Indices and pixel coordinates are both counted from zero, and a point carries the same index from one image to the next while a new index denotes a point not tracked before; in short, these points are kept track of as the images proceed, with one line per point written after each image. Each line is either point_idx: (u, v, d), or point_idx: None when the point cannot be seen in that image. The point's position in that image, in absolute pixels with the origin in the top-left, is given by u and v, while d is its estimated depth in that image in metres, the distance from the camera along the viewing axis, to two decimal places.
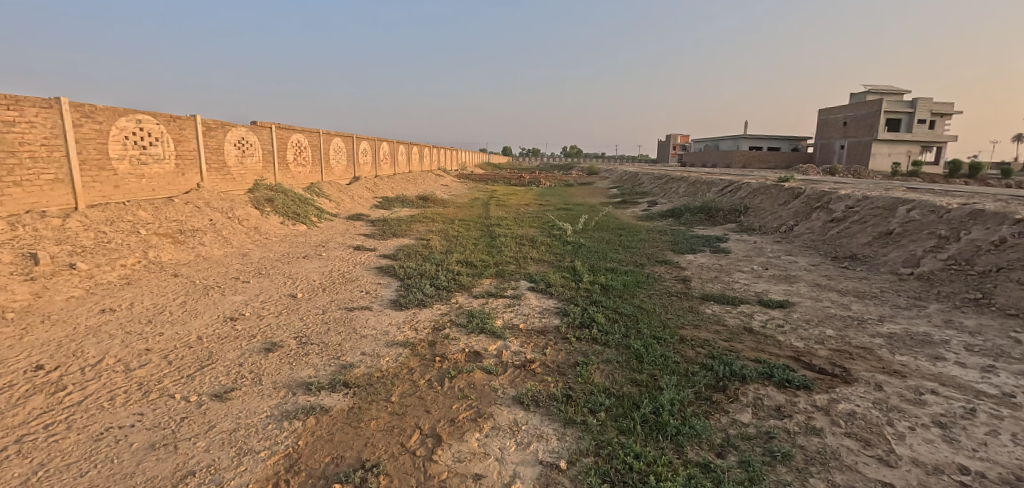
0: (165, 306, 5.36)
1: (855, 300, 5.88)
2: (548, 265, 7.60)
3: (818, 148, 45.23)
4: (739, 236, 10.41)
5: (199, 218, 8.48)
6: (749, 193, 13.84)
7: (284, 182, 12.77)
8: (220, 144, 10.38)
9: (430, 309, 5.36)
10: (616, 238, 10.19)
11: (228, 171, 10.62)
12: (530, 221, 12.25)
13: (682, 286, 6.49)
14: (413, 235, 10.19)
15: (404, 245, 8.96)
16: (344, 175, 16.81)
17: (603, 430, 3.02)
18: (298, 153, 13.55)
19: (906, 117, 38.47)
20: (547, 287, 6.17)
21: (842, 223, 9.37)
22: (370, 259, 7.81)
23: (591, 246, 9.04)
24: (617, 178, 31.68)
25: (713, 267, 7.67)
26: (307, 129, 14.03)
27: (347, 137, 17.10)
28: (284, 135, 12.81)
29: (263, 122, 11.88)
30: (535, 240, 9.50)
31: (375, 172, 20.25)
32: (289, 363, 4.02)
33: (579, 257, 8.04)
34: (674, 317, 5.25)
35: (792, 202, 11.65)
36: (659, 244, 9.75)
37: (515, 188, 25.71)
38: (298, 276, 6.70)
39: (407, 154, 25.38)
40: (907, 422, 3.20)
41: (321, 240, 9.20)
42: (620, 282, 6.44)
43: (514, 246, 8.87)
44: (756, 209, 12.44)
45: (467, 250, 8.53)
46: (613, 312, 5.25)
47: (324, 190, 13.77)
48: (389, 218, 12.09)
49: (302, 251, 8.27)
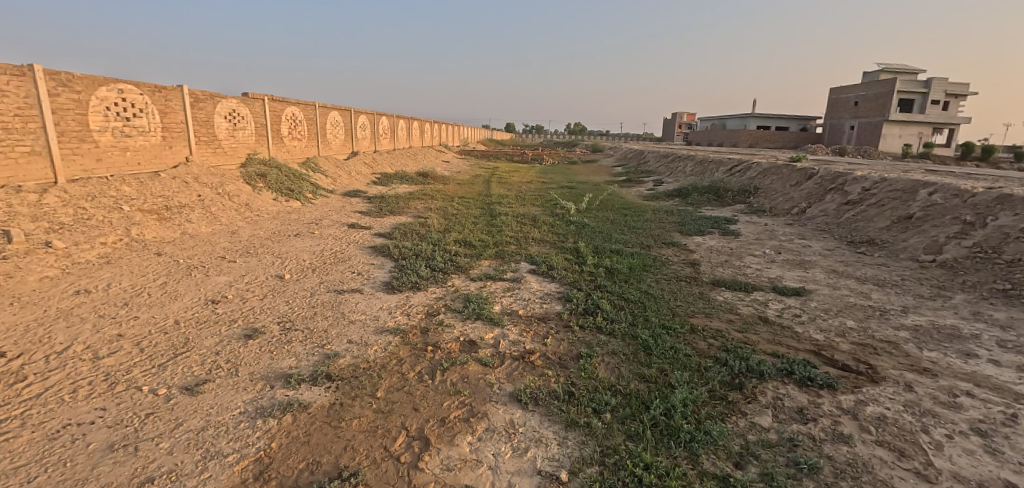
0: (144, 287, 5.06)
1: (875, 289, 5.54)
2: (550, 246, 7.26)
3: (827, 128, 44.23)
4: (749, 218, 10.03)
5: (186, 193, 8.13)
6: (759, 173, 13.37)
7: (279, 156, 12.37)
8: (210, 117, 9.96)
9: (424, 292, 5.06)
10: (621, 217, 9.81)
11: (218, 144, 10.21)
12: (533, 200, 11.85)
13: (691, 271, 6.16)
14: (410, 213, 9.83)
15: (400, 224, 8.60)
16: (341, 150, 16.38)
17: (610, 434, 2.73)
18: (294, 126, 13.10)
19: (919, 97, 37.44)
20: (549, 270, 5.84)
21: (858, 206, 8.96)
22: (364, 238, 7.48)
23: (596, 226, 8.66)
24: (622, 156, 31.01)
25: (723, 250, 7.32)
26: (302, 101, 13.53)
27: (344, 110, 16.57)
28: (278, 108, 12.33)
29: (254, 93, 11.40)
30: (537, 219, 9.14)
31: (374, 148, 19.76)
32: (269, 352, 3.74)
33: (583, 238, 7.69)
34: (684, 304, 4.93)
35: (805, 183, 11.21)
36: (666, 224, 9.38)
37: (517, 165, 25.18)
38: (288, 255, 6.39)
39: (407, 128, 24.80)
40: (943, 430, 2.91)
41: (315, 217, 8.87)
42: (626, 266, 6.10)
43: (515, 226, 8.51)
44: (767, 190, 12.01)
45: (466, 229, 8.18)
46: (618, 298, 4.93)
47: (320, 165, 13.37)
48: (387, 195, 11.70)
49: (294, 228, 7.95)
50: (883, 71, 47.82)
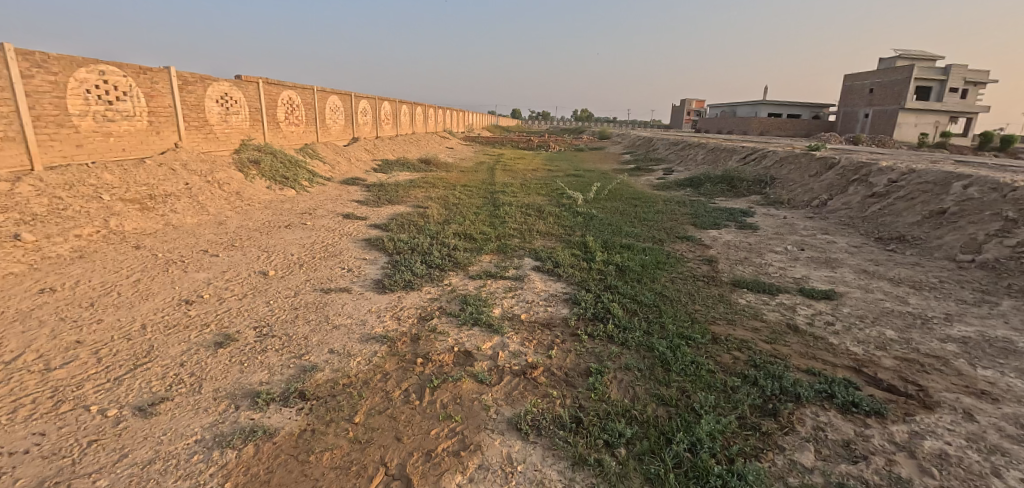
0: (116, 285, 4.68)
1: (912, 292, 5.05)
2: (556, 240, 6.79)
3: (841, 116, 43.09)
4: (766, 210, 9.51)
5: (173, 181, 7.72)
6: (776, 162, 12.77)
7: (275, 142, 11.91)
8: (200, 100, 9.51)
9: (418, 292, 4.62)
10: (631, 209, 9.32)
11: (209, 129, 9.77)
12: (538, 189, 11.35)
13: (709, 269, 5.68)
14: (409, 202, 9.38)
15: (398, 214, 8.15)
16: (341, 135, 15.90)
17: (625, 477, 2.31)
18: (291, 111, 12.62)
19: (938, 84, 36.18)
20: (554, 267, 5.39)
21: (884, 199, 8.41)
22: (359, 230, 7.05)
23: (605, 218, 8.17)
24: (630, 143, 30.27)
25: (741, 245, 6.83)
26: (299, 84, 13.03)
27: (344, 94, 16.05)
28: (274, 91, 11.85)
29: (248, 76, 10.92)
30: (542, 210, 8.66)
31: (376, 134, 19.25)
32: (240, 363, 3.35)
33: (592, 231, 7.21)
34: (704, 308, 4.47)
35: (826, 174, 10.63)
36: (678, 216, 8.88)
37: (522, 152, 24.60)
38: (275, 249, 5.98)
39: (410, 114, 24.23)
40: (1019, 472, 2.45)
41: (309, 207, 8.44)
42: (639, 263, 5.63)
43: (519, 217, 8.04)
44: (784, 180, 11.44)
45: (468, 220, 7.72)
46: (631, 301, 4.48)
47: (318, 151, 12.91)
48: (387, 183, 11.23)
49: (286, 218, 7.53)
50: (901, 57, 46.41)
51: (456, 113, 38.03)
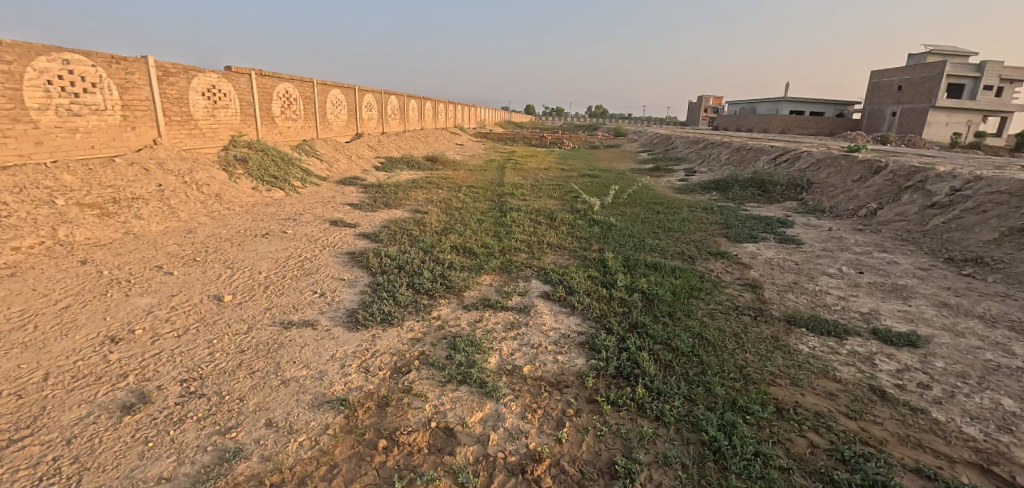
0: (37, 314, 3.88)
1: (1015, 337, 4.05)
2: (569, 255, 5.86)
3: (867, 114, 41.20)
4: (806, 220, 8.46)
5: (144, 182, 6.95)
6: (811, 165, 11.62)
7: (269, 138, 11.14)
8: (183, 93, 8.75)
9: (398, 329, 3.74)
10: (653, 216, 8.34)
11: (193, 124, 9.00)
12: (549, 192, 10.39)
13: (753, 298, 4.72)
14: (407, 206, 8.51)
15: (393, 221, 7.28)
16: (343, 131, 15.10)
17: None
18: (287, 105, 11.83)
19: (970, 83, 34.19)
20: (567, 294, 4.47)
21: (948, 211, 7.31)
22: (344, 240, 6.19)
23: (625, 228, 7.20)
24: (647, 141, 29.08)
25: (787, 265, 5.84)
26: (297, 77, 12.24)
27: (347, 88, 15.24)
28: (268, 84, 11.06)
29: (239, 67, 10.14)
30: (553, 217, 7.73)
31: (381, 129, 18.44)
32: (145, 443, 2.52)
33: (610, 245, 6.26)
34: (757, 357, 3.54)
35: (872, 179, 9.51)
36: (708, 226, 7.88)
37: (534, 149, 23.65)
38: (243, 264, 5.15)
39: (419, 109, 23.39)
40: None
41: (295, 211, 7.62)
42: (668, 289, 4.69)
43: (527, 226, 7.11)
44: (823, 185, 10.33)
45: (470, 228, 6.82)
46: (664, 346, 3.56)
47: (315, 148, 12.12)
48: (385, 184, 10.38)
49: (266, 225, 6.71)
50: (932, 53, 44.26)
51: (467, 108, 37.11)
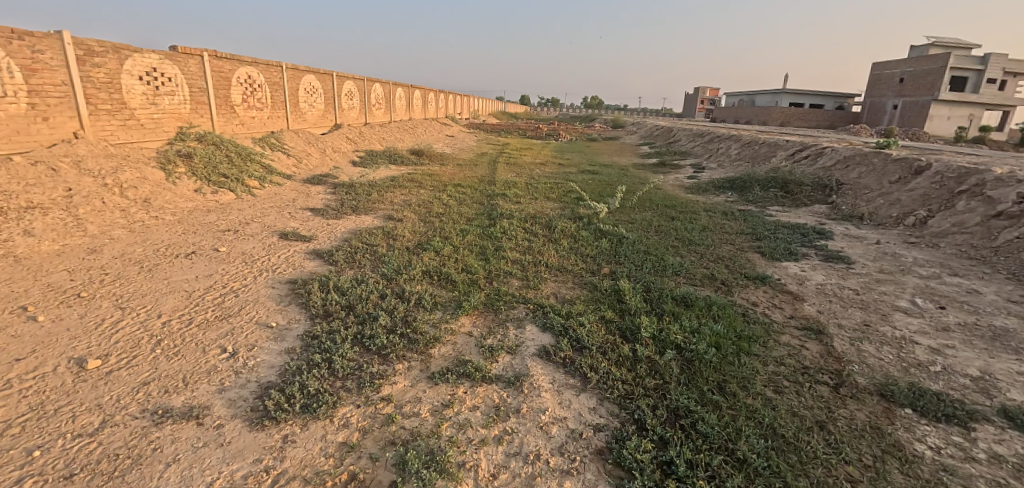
0: None
1: None
2: (573, 280, 4.59)
3: (868, 107, 40.02)
4: (845, 229, 7.27)
5: (47, 186, 5.59)
6: (838, 163, 10.43)
7: (227, 129, 9.76)
8: (113, 77, 7.40)
9: (326, 423, 2.51)
10: (668, 223, 7.09)
11: (128, 113, 7.64)
12: (546, 192, 9.11)
13: (823, 353, 3.53)
14: (380, 211, 7.19)
15: (358, 231, 5.98)
16: (319, 122, 13.71)
17: None
18: (249, 92, 10.44)
19: (973, 75, 33.17)
20: (575, 351, 3.23)
21: (1021, 222, 6.13)
22: (290, 260, 4.89)
23: (638, 241, 5.95)
24: (647, 134, 27.76)
25: (847, 297, 4.65)
26: (261, 60, 10.84)
27: (322, 74, 13.81)
28: (225, 68, 9.68)
29: (187, 48, 8.76)
30: (551, 224, 6.46)
31: (363, 120, 17.00)
32: None
33: (624, 266, 5.01)
34: (866, 478, 2.36)
35: (915, 181, 8.33)
36: (734, 237, 6.66)
37: (529, 142, 22.29)
38: (141, 302, 3.86)
39: (406, 98, 21.92)
40: None
41: (241, 219, 6.30)
42: (710, 340, 3.47)
43: (519, 237, 5.83)
44: (855, 185, 9.14)
45: (450, 241, 5.52)
46: (728, 458, 2.37)
47: (283, 141, 10.74)
48: (358, 181, 9.02)
49: (197, 240, 5.41)
50: (934, 46, 43.03)
51: (459, 98, 35.61)
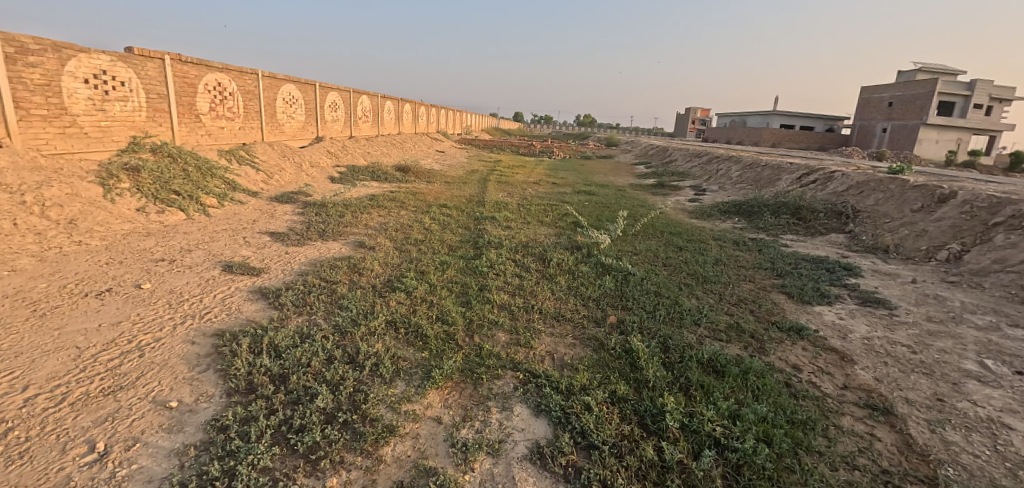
0: None
1: None
2: (573, 333, 3.73)
3: (855, 130, 40.04)
4: (872, 264, 6.53)
5: None
6: (851, 188, 9.76)
7: (190, 140, 8.85)
8: (52, 79, 6.49)
9: None
10: (678, 256, 6.28)
11: (68, 120, 6.72)
12: (540, 216, 8.30)
13: (901, 451, 2.70)
14: (351, 236, 6.30)
15: (319, 262, 5.07)
16: (299, 134, 12.86)
17: None
18: (218, 100, 9.57)
19: (960, 100, 33.16)
20: (582, 453, 2.38)
21: None
22: (228, 303, 3.98)
23: (646, 279, 5.12)
24: (641, 153, 27.24)
25: (904, 358, 3.84)
26: (233, 66, 9.99)
27: (303, 84, 12.99)
28: (190, 73, 8.80)
29: (145, 50, 7.88)
30: (544, 256, 5.61)
31: (348, 133, 16.17)
32: None
33: (633, 313, 4.15)
34: None
35: (941, 210, 7.63)
36: (752, 272, 5.87)
37: (521, 159, 21.64)
38: (9, 367, 2.93)
39: (396, 112, 21.18)
40: None
41: (184, 246, 5.37)
42: (757, 431, 2.64)
43: (508, 272, 4.97)
44: (873, 213, 8.44)
45: (426, 278, 4.64)
46: None
47: (254, 154, 9.85)
48: (332, 200, 8.14)
49: (120, 273, 4.47)
50: (921, 71, 43.46)
51: (452, 114, 35.04)
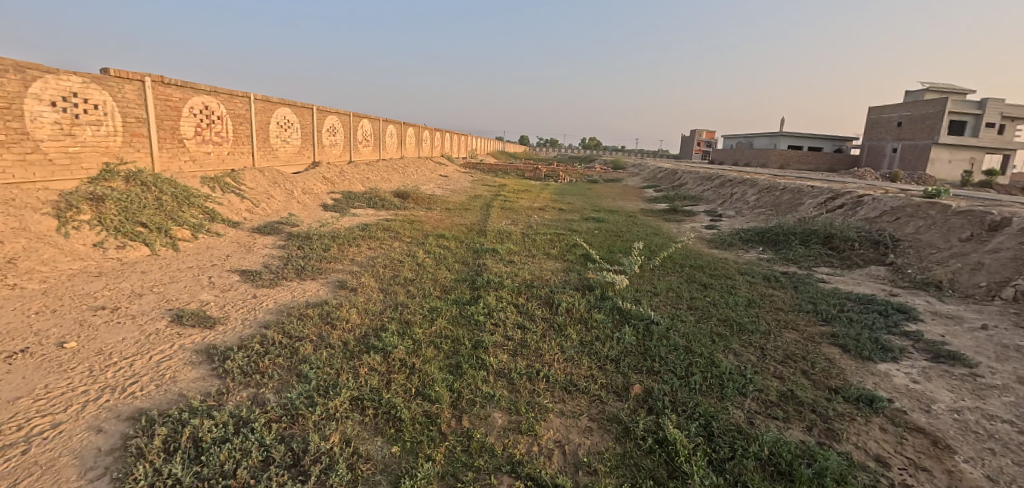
0: None
1: None
2: (590, 413, 2.95)
3: (865, 151, 39.33)
4: (927, 304, 5.69)
5: None
6: (885, 214, 8.96)
7: (171, 166, 8.21)
8: (14, 101, 5.83)
9: None
10: (703, 296, 5.50)
11: (30, 145, 6.02)
12: (545, 247, 7.58)
13: None
14: (333, 274, 5.58)
15: (289, 308, 4.35)
16: (294, 160, 12.34)
17: None
18: (206, 124, 9.02)
19: (973, 119, 32.38)
20: None
21: None
22: (163, 368, 3.25)
23: (671, 328, 4.34)
24: (650, 176, 26.63)
25: (1012, 443, 3.01)
26: (223, 89, 9.48)
27: (300, 107, 12.51)
28: (175, 96, 8.27)
29: (125, 72, 7.33)
30: (551, 300, 4.86)
31: (347, 158, 15.68)
32: None
33: (662, 380, 3.38)
34: None
35: (996, 239, 6.78)
36: (793, 316, 5.06)
37: (526, 183, 21.07)
38: None
39: (398, 136, 20.79)
40: None
41: (137, 288, 4.67)
42: None
43: (509, 322, 4.22)
44: (916, 243, 7.62)
45: (410, 331, 3.88)
46: None
47: (243, 180, 9.26)
48: (319, 231, 7.48)
49: (46, 326, 3.75)
50: (931, 91, 42.88)
51: (457, 137, 34.87)
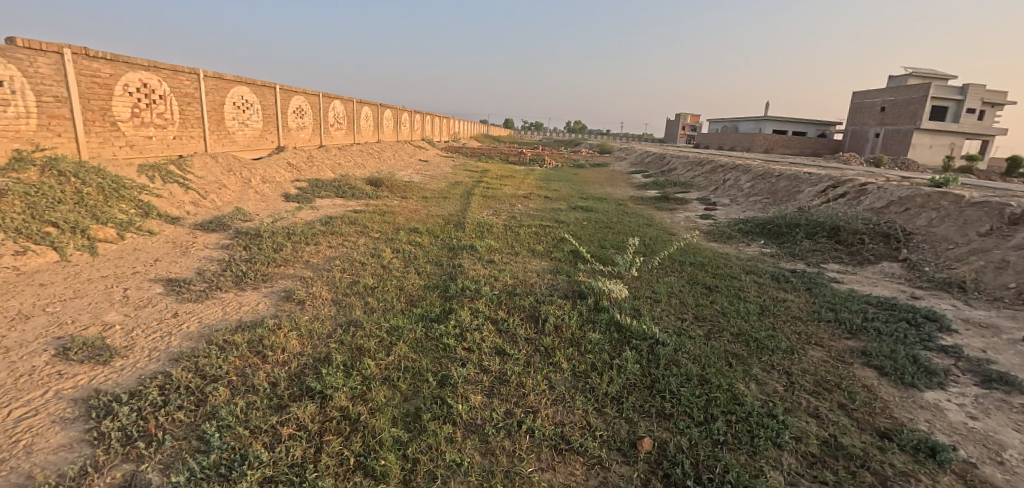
0: None
1: None
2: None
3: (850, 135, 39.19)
4: (956, 310, 5.09)
5: None
6: (892, 204, 8.40)
7: (103, 152, 7.20)
8: None
9: None
10: (708, 301, 4.82)
11: None
12: (530, 243, 6.82)
13: None
14: (280, 281, 4.73)
15: (213, 332, 3.51)
16: (255, 144, 11.30)
17: None
18: (145, 104, 7.98)
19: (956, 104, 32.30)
20: None
21: None
22: (17, 432, 2.41)
23: (679, 349, 3.63)
24: (637, 160, 25.96)
25: None
26: (165, 65, 8.38)
27: (260, 86, 11.40)
28: (105, 72, 7.21)
29: (39, 44, 6.27)
30: (536, 313, 4.11)
31: (318, 141, 14.62)
32: None
33: (678, 429, 2.67)
34: None
35: (1020, 234, 6.22)
36: (814, 327, 4.40)
37: (510, 168, 20.22)
38: None
39: (375, 118, 19.68)
40: None
41: (25, 308, 3.77)
42: None
43: (486, 345, 3.46)
44: (931, 237, 7.04)
45: (360, 364, 3.09)
46: None
47: (192, 168, 8.28)
48: (274, 227, 6.59)
49: None
50: (916, 75, 42.75)
51: (439, 121, 33.74)
